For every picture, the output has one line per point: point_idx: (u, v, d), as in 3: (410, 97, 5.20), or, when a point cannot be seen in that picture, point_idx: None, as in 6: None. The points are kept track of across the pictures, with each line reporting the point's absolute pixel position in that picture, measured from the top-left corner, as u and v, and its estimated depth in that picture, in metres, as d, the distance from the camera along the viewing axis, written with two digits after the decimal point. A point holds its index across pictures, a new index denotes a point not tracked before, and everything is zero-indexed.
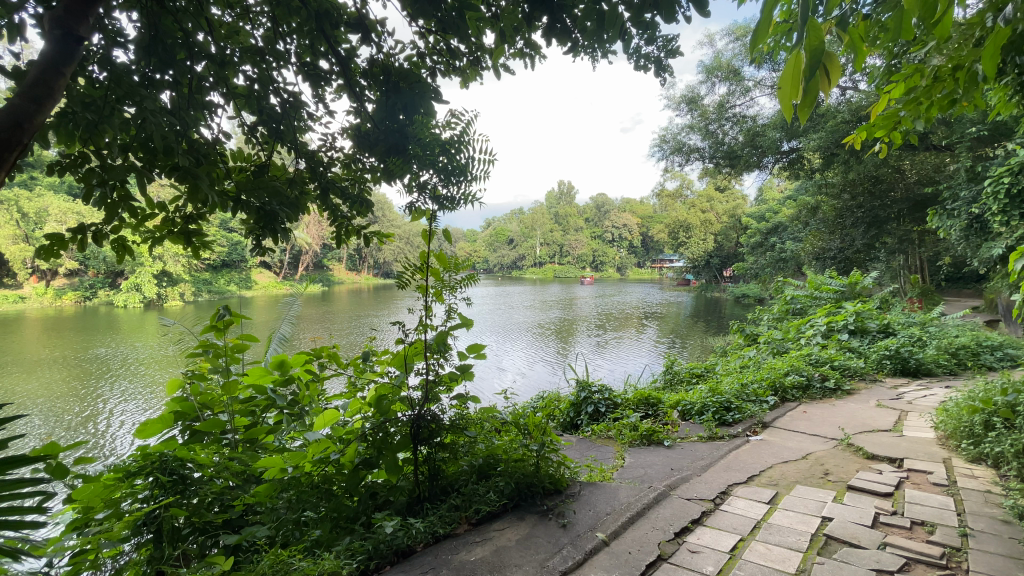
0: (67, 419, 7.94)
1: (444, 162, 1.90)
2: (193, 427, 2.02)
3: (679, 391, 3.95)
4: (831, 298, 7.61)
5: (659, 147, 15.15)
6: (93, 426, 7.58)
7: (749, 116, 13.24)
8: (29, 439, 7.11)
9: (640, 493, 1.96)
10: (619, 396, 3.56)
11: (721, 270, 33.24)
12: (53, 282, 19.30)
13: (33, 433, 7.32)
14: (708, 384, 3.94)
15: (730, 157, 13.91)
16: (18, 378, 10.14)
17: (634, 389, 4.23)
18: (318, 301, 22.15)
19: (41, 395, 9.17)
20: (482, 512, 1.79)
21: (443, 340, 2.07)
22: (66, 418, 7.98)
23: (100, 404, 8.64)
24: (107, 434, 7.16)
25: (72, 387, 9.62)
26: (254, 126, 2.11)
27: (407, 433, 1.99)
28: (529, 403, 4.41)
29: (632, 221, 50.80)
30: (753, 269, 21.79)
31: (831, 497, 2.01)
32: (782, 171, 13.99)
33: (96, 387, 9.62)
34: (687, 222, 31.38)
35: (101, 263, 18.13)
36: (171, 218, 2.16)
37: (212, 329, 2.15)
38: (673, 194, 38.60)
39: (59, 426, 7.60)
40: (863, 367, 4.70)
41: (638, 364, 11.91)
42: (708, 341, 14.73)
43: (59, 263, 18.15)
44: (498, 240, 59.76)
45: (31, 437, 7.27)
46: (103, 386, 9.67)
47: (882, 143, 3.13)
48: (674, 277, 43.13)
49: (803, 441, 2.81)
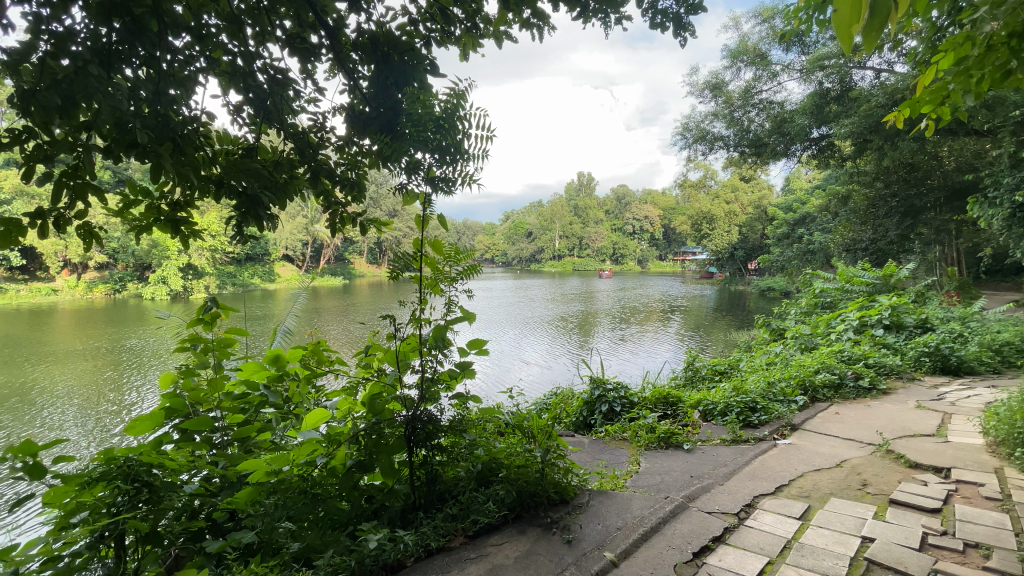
0: (103, 408, 8.17)
1: (439, 140, 1.73)
2: (180, 425, 1.91)
3: (701, 389, 3.73)
4: (864, 291, 7.22)
5: (682, 136, 14.72)
6: (127, 416, 7.79)
7: (776, 102, 12.75)
8: (67, 427, 7.34)
9: (655, 506, 1.78)
10: (635, 395, 3.37)
11: (746, 264, 32.42)
12: (85, 275, 19.90)
13: (71, 421, 7.56)
14: (731, 382, 3.71)
15: (756, 145, 13.43)
16: (53, 368, 10.47)
17: (652, 387, 4.03)
18: (338, 294, 22.36)
19: (78, 383, 9.48)
20: (480, 524, 1.64)
21: (441, 334, 1.91)
22: (102, 406, 8.23)
23: (134, 394, 8.87)
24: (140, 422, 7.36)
25: (106, 376, 9.93)
26: (240, 106, 1.97)
27: (402, 434, 1.85)
28: (542, 400, 4.25)
29: (653, 212, 50.00)
30: (778, 261, 21.15)
31: (871, 513, 1.79)
32: (811, 159, 13.45)
33: (129, 376, 9.90)
34: (710, 214, 30.77)
35: (129, 256, 18.58)
36: (152, 205, 2.03)
37: (201, 323, 2.05)
38: (696, 185, 37.79)
39: (95, 415, 7.81)
40: (899, 364, 4.39)
41: (659, 360, 11.62)
42: (732, 336, 14.29)
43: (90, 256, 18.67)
44: (517, 233, 59.57)
45: (68, 424, 7.51)
46: (136, 376, 9.95)
47: (929, 120, 2.84)
48: (696, 271, 42.30)
49: (835, 447, 2.58)
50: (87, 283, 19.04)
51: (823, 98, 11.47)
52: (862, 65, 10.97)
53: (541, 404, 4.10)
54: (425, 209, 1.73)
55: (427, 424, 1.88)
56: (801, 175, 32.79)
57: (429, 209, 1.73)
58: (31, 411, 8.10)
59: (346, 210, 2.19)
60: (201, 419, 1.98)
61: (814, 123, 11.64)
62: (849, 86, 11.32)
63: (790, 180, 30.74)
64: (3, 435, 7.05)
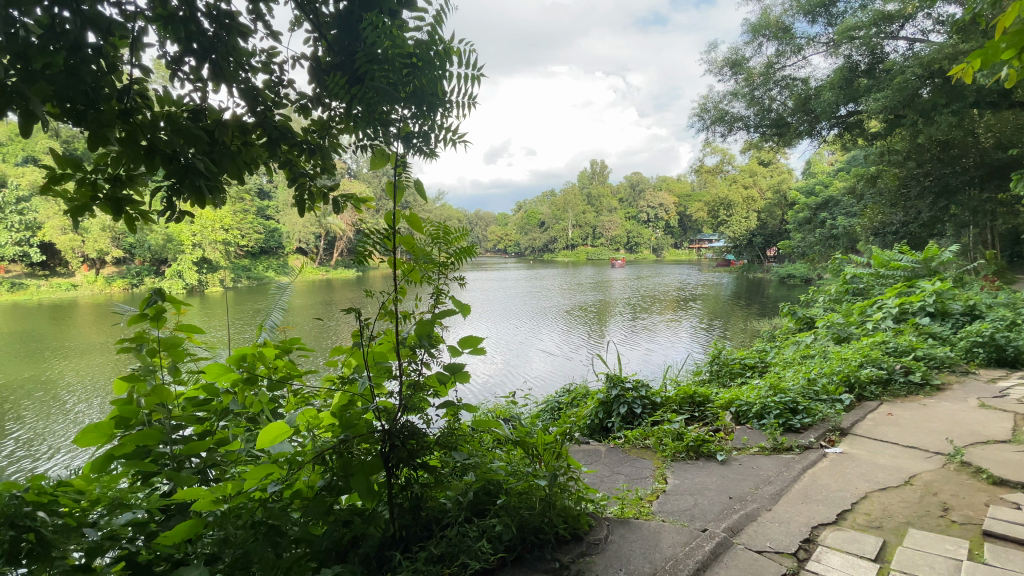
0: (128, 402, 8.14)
1: (415, 84, 1.37)
2: (118, 442, 1.59)
3: (731, 387, 3.37)
4: (901, 277, 6.70)
5: (700, 117, 14.09)
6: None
7: (800, 79, 12.13)
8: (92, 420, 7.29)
9: (690, 543, 1.43)
10: (658, 394, 3.01)
11: (765, 250, 31.53)
12: (102, 271, 20.06)
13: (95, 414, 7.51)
14: (766, 378, 3.32)
15: (778, 126, 12.80)
16: (76, 361, 10.50)
17: (676, 384, 3.66)
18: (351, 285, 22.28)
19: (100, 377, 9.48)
20: (471, 568, 1.30)
21: (426, 331, 1.58)
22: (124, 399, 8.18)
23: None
24: None
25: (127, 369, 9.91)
26: (181, 57, 1.62)
27: (380, 452, 1.51)
28: (555, 399, 3.91)
29: (668, 200, 49.13)
30: (799, 247, 20.38)
31: (967, 552, 1.42)
32: (837, 138, 12.79)
33: None
34: (728, 200, 30.10)
35: (144, 250, 18.65)
36: (86, 182, 1.68)
37: (147, 320, 1.74)
38: (713, 170, 36.98)
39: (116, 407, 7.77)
40: (951, 356, 3.94)
41: (679, 353, 11.21)
42: (752, 325, 13.77)
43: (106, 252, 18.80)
44: (530, 223, 59.05)
45: (91, 415, 7.47)
46: None
47: (1011, 70, 2.40)
48: (713, 259, 41.46)
49: (898, 458, 2.19)
50: (103, 277, 19.10)
51: (851, 73, 10.86)
52: (893, 35, 10.30)
53: (547, 412, 3.76)
54: (398, 176, 1.38)
55: (413, 437, 1.54)
56: (822, 157, 31.72)
57: (406, 175, 1.38)
58: (56, 403, 8.08)
59: (311, 183, 1.85)
60: (148, 432, 1.63)
61: (842, 99, 10.99)
62: (880, 58, 10.66)
63: (811, 164, 29.69)
64: (26, 428, 7.02)
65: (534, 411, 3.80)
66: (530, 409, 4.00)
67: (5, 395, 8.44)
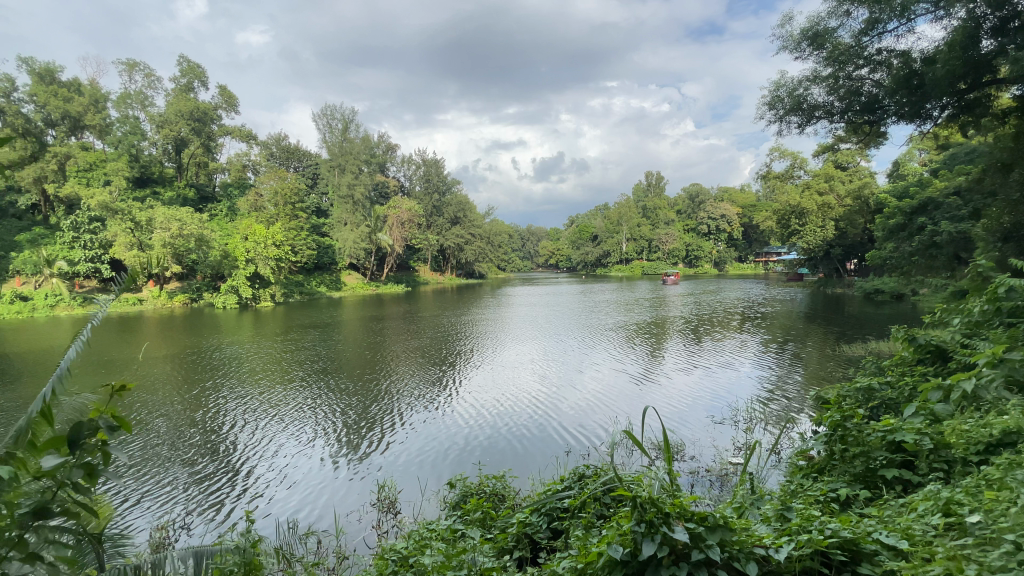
0: (153, 437, 7.54)
1: None
2: None
3: (892, 526, 1.79)
4: None
5: (771, 107, 11.86)
6: (165, 450, 7.01)
7: (900, 51, 9.88)
8: (147, 445, 7.20)
9: None
10: (748, 556, 1.58)
11: (844, 262, 28.01)
12: (165, 287, 22.63)
13: (148, 441, 7.36)
14: (984, 505, 1.69)
15: (869, 110, 10.58)
16: (143, 382, 10.83)
17: (775, 506, 2.08)
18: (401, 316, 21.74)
19: (160, 400, 9.55)
20: None
21: None
22: (175, 426, 8.06)
23: (184, 422, 8.26)
24: (171, 459, 6.68)
25: (181, 395, 9.89)
26: None
27: None
28: (560, 499, 2.39)
29: (731, 211, 45.60)
30: (889, 259, 17.41)
31: None
32: (952, 120, 10.33)
33: (205, 396, 9.89)
34: (800, 208, 27.12)
35: (208, 266, 22.39)
36: None
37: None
38: (782, 175, 33.89)
39: (175, 433, 7.70)
40: None
41: (747, 384, 9.17)
42: (840, 349, 11.50)
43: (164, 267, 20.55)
44: (582, 238, 57.32)
45: (139, 445, 7.18)
46: (212, 395, 9.97)
47: None
48: (783, 273, 37.76)
49: None
50: (166, 294, 21.77)
51: (973, 34, 8.57)
52: None
53: (537, 538, 2.24)
54: None
55: None
56: (909, 158, 27.83)
57: None
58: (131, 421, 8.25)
59: None
60: None
61: (964, 67, 8.77)
62: (1014, 12, 8.48)
63: (901, 165, 25.84)
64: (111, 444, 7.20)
65: (514, 531, 2.29)
66: (517, 515, 2.50)
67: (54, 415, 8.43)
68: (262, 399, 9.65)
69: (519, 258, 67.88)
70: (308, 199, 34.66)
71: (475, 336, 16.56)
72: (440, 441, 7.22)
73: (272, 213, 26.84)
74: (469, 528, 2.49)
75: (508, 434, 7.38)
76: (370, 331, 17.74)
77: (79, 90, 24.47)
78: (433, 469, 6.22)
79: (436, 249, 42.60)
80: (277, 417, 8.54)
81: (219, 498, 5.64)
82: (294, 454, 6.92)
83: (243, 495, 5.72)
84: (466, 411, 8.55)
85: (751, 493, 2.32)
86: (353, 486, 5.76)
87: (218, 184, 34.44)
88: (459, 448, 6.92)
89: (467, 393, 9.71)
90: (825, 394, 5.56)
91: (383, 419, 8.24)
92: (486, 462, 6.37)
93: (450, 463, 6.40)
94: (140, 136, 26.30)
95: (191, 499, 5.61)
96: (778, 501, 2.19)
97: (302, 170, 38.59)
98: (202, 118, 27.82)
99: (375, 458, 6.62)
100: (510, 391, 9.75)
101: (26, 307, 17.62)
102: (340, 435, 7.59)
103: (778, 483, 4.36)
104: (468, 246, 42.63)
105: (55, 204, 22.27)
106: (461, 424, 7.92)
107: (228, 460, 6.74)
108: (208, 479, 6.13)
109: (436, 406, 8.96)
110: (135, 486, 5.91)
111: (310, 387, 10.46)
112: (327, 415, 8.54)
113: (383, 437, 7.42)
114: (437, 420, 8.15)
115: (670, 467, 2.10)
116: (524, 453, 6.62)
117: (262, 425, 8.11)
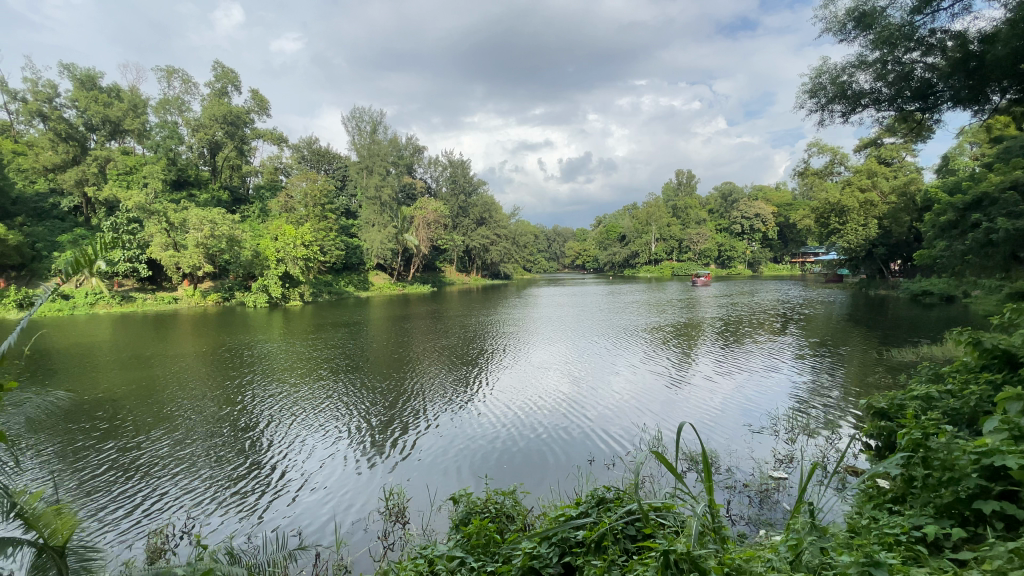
0: (182, 434, 7.51)
1: None
2: None
3: None
4: None
5: (811, 95, 11.10)
6: (194, 448, 6.95)
7: (954, 30, 9.09)
8: (177, 442, 7.17)
9: None
10: None
11: (889, 262, 26.52)
12: (199, 286, 23.17)
13: (178, 438, 7.34)
14: None
15: (920, 95, 9.79)
16: (177, 377, 10.98)
17: (834, 552, 1.66)
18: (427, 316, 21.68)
19: (192, 396, 9.64)
20: None
21: None
22: (206, 423, 8.05)
23: (214, 419, 8.23)
24: (200, 458, 6.60)
25: (213, 391, 9.97)
26: None
27: None
28: (576, 532, 2.01)
29: (766, 209, 44.01)
30: (939, 258, 16.31)
31: None
32: (1015, 104, 9.45)
33: (237, 392, 9.94)
34: (840, 206, 25.84)
35: (238, 265, 22.85)
36: None
37: None
38: (821, 171, 32.43)
39: (205, 430, 7.66)
40: None
41: (787, 389, 8.56)
42: (887, 353, 10.71)
43: (197, 267, 21.05)
44: (610, 238, 56.50)
45: (170, 442, 7.17)
46: (243, 391, 10.01)
47: None
48: (822, 274, 36.15)
49: None
50: (199, 292, 22.37)
51: None
52: None
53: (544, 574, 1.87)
54: None
55: None
56: (961, 151, 26.01)
57: None
58: (162, 418, 8.30)
59: None
60: None
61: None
62: None
63: (951, 159, 24.17)
64: (144, 441, 7.21)
65: (518, 562, 1.93)
66: (531, 537, 2.17)
67: (91, 410, 8.58)
68: (292, 397, 9.58)
69: (546, 258, 67.42)
70: (336, 201, 35.16)
71: (501, 336, 16.28)
72: (460, 443, 6.87)
73: (301, 214, 27.15)
74: (468, 555, 2.14)
75: (532, 438, 6.96)
76: (397, 330, 17.71)
77: (120, 96, 25.47)
78: (453, 472, 5.90)
79: (463, 249, 42.55)
80: (305, 415, 8.43)
81: (244, 498, 5.48)
82: (319, 453, 6.74)
83: (269, 496, 5.55)
84: (493, 413, 8.24)
85: (809, 529, 1.89)
86: (373, 490, 5.51)
87: (251, 187, 35.32)
88: (479, 452, 6.55)
89: (494, 394, 9.40)
90: (879, 404, 4.96)
91: (405, 420, 7.94)
92: (506, 467, 5.97)
93: (473, 466, 6.09)
94: (176, 140, 27.16)
95: (215, 499, 5.47)
96: (846, 543, 1.74)
97: (332, 172, 39.23)
98: (235, 122, 28.56)
99: (401, 460, 6.36)
100: (535, 392, 9.38)
101: (67, 306, 18.65)
102: (366, 435, 7.38)
103: (837, 509, 3.77)
104: (493, 246, 42.45)
105: (97, 206, 23.21)
106: (484, 425, 7.58)
107: (254, 459, 6.60)
108: (234, 479, 5.99)
109: (461, 406, 8.69)
110: (162, 484, 5.82)
111: (337, 385, 10.38)
112: (354, 414, 8.37)
113: (403, 439, 7.11)
114: (460, 421, 7.82)
115: (708, 499, 1.70)
116: (545, 459, 6.16)
117: (287, 424, 7.95)
